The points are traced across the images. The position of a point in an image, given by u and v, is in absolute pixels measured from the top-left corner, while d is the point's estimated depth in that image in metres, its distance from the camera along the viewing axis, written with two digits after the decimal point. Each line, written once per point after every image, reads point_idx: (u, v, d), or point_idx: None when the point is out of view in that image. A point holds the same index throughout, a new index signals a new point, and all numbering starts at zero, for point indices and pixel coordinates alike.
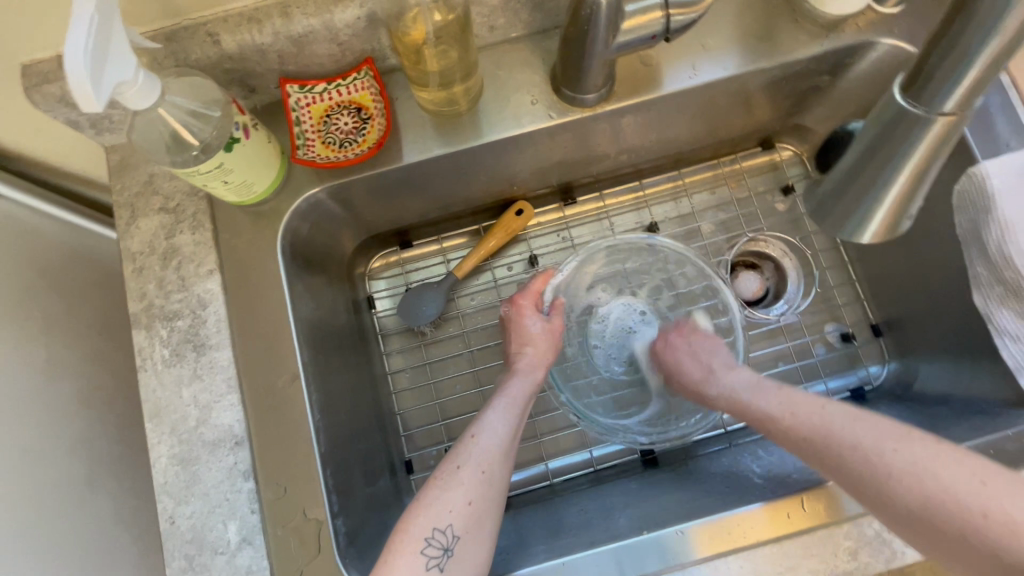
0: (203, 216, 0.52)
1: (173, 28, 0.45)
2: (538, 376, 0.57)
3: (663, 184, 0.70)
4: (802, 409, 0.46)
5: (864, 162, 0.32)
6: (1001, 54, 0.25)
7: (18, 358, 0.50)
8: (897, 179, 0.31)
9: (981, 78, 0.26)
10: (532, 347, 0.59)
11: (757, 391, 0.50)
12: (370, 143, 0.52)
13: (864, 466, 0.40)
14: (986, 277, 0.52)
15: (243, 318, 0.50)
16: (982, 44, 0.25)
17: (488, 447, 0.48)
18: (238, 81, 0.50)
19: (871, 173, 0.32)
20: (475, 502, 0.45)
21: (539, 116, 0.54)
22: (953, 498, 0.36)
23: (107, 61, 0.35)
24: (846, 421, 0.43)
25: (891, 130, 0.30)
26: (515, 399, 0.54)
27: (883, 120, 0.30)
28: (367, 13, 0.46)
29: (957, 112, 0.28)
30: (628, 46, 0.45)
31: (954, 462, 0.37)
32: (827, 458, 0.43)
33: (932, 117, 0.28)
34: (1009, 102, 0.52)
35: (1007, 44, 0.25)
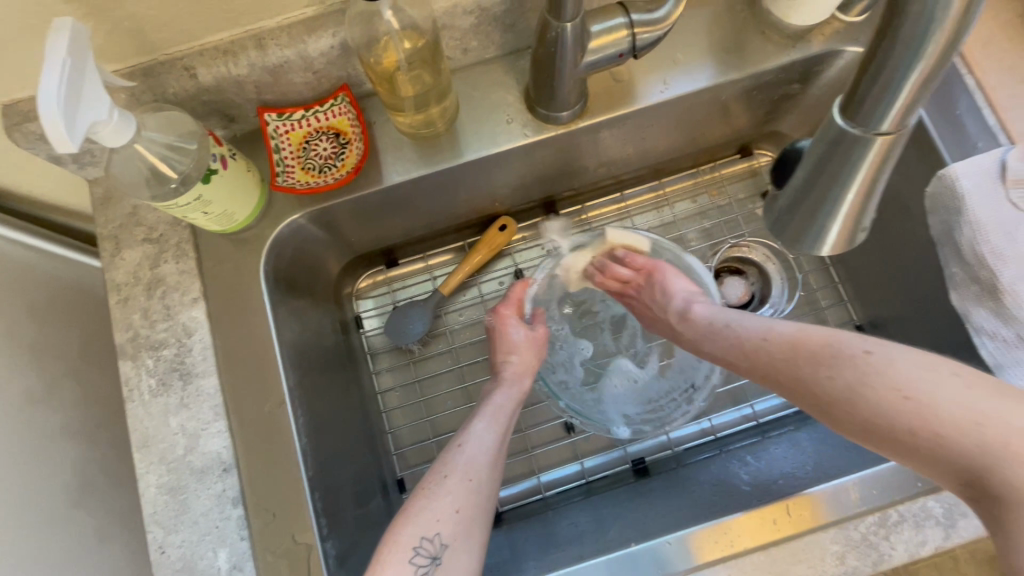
0: (187, 246, 0.53)
1: (150, 64, 0.46)
2: (523, 385, 0.58)
3: (645, 195, 0.70)
4: (748, 328, 0.49)
5: (811, 183, 0.30)
6: (933, 72, 0.24)
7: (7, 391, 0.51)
8: (845, 198, 0.30)
9: (919, 95, 0.25)
10: (518, 353, 0.59)
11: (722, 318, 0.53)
12: (348, 167, 0.53)
13: (820, 367, 0.41)
14: (961, 277, 0.52)
15: (228, 345, 0.51)
16: (911, 63, 0.24)
17: (475, 457, 0.49)
18: (218, 112, 0.51)
19: (820, 193, 0.30)
20: (464, 509, 0.45)
21: (514, 134, 0.55)
22: (894, 395, 0.37)
23: (81, 102, 0.36)
24: (794, 330, 0.45)
25: (835, 150, 0.28)
26: (499, 408, 0.54)
27: (824, 139, 0.29)
28: (341, 42, 0.47)
29: (895, 131, 0.27)
30: (597, 65, 0.47)
31: (892, 357, 0.38)
32: (787, 361, 0.44)
33: (871, 137, 0.27)
34: (975, 103, 0.53)
35: (938, 60, 0.24)
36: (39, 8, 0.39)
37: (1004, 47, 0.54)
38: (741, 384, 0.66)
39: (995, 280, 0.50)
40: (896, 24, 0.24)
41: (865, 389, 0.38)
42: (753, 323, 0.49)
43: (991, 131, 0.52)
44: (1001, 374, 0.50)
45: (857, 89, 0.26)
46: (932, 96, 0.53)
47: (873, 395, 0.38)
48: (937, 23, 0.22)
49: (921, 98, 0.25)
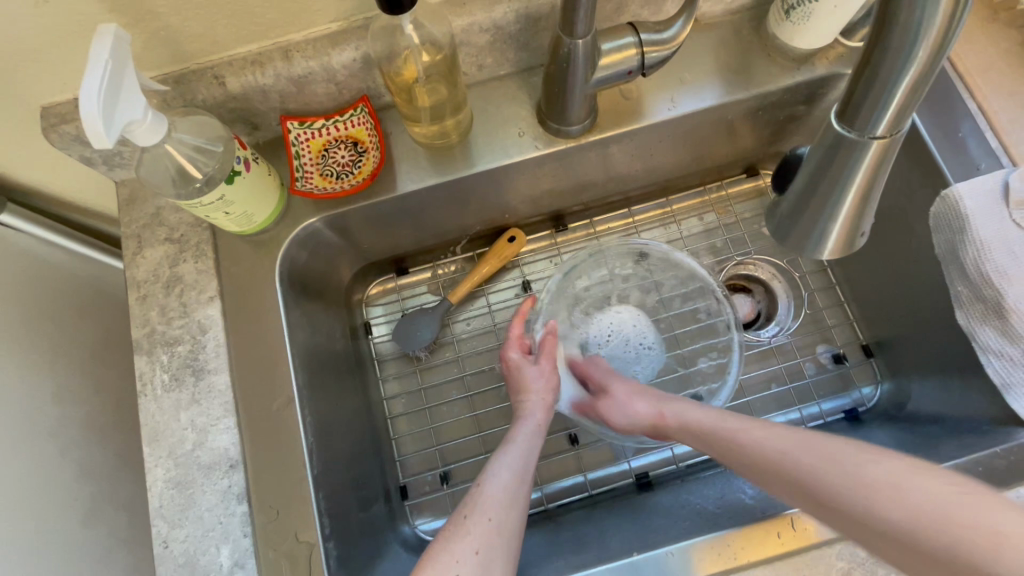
0: (206, 246, 0.54)
1: (181, 72, 0.48)
2: (541, 420, 0.57)
3: (652, 211, 0.71)
4: (762, 435, 0.46)
5: (811, 188, 0.31)
6: (923, 77, 0.25)
7: (20, 384, 0.52)
8: (844, 203, 0.31)
9: (911, 100, 0.26)
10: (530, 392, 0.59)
11: (707, 414, 0.52)
12: (364, 174, 0.55)
13: (856, 496, 0.37)
14: (966, 295, 0.52)
15: (242, 343, 0.52)
16: (902, 71, 0.25)
17: (494, 496, 0.48)
18: (243, 119, 0.53)
19: (821, 197, 0.31)
20: (483, 551, 0.44)
21: (526, 147, 0.57)
22: (923, 504, 0.34)
23: (119, 100, 0.37)
24: (801, 449, 0.42)
25: (832, 156, 0.29)
26: (520, 445, 0.54)
27: (824, 145, 0.30)
28: (362, 55, 0.49)
29: (889, 136, 0.27)
30: (606, 81, 0.49)
31: (915, 476, 0.36)
32: (800, 485, 0.41)
33: (867, 142, 0.28)
34: (978, 126, 0.54)
35: (927, 68, 0.24)
36: (84, 17, 0.42)
37: (1005, 74, 0.55)
38: (746, 401, 0.65)
39: (1000, 299, 0.50)
40: (885, 37, 0.24)
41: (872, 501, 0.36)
42: (742, 433, 0.47)
43: (993, 153, 0.53)
44: (1007, 395, 0.50)
45: (852, 96, 0.27)
46: (936, 118, 0.55)
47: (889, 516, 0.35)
48: (924, 31, 0.23)
49: (913, 103, 0.26)
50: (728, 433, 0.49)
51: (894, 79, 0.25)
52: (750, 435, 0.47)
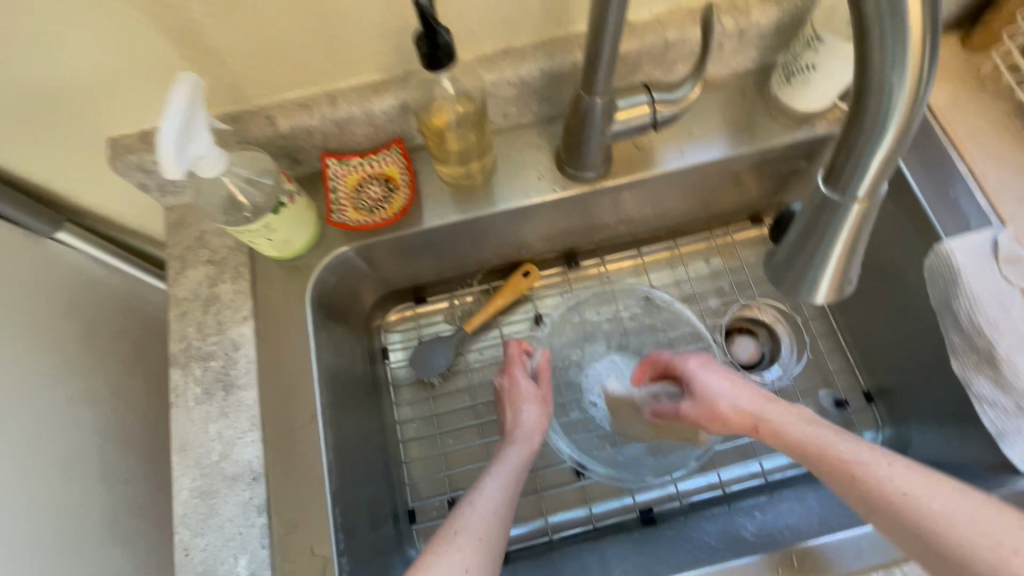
0: (244, 269, 0.58)
1: (237, 112, 0.54)
2: (534, 442, 0.60)
3: (660, 253, 0.75)
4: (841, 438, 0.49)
5: (803, 240, 0.34)
6: (895, 149, 0.29)
7: (54, 390, 0.55)
8: (832, 255, 0.34)
9: (886, 168, 0.29)
10: (530, 406, 0.63)
11: (801, 420, 0.52)
12: (395, 209, 0.59)
13: (888, 499, 0.43)
14: (961, 345, 0.55)
15: (270, 361, 0.55)
16: (876, 145, 0.28)
17: (483, 515, 0.51)
18: (287, 155, 0.58)
19: (811, 249, 0.34)
20: (472, 569, 0.47)
21: (545, 189, 0.61)
22: (932, 510, 0.41)
23: (190, 138, 0.42)
24: (855, 448, 0.47)
25: (820, 213, 0.33)
26: (511, 464, 0.57)
27: (813, 205, 0.33)
28: (400, 103, 0.55)
29: (869, 197, 0.31)
30: (621, 133, 0.53)
31: (928, 484, 0.43)
32: (859, 490, 0.45)
33: (849, 203, 0.31)
34: (968, 187, 0.58)
35: (898, 143, 0.28)
36: (160, 64, 0.47)
37: (993, 140, 0.59)
38: (750, 441, 0.67)
39: (992, 349, 0.52)
40: (860, 118, 0.28)
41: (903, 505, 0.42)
42: (820, 433, 0.50)
43: (983, 212, 0.56)
44: (1002, 443, 0.52)
45: (836, 163, 0.31)
46: (929, 177, 0.59)
47: (910, 519, 0.42)
48: (893, 115, 0.27)
49: (887, 170, 0.30)
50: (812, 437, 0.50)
51: (868, 152, 0.28)
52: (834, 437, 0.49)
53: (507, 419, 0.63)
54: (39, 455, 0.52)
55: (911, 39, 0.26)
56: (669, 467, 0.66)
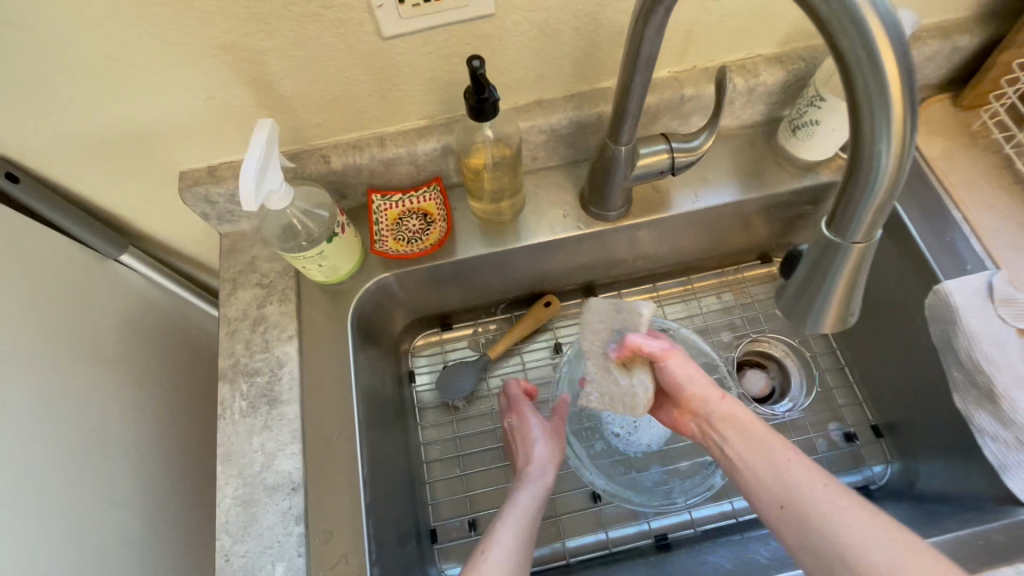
0: (290, 292, 0.63)
1: (296, 151, 0.60)
2: (546, 481, 0.61)
3: (674, 288, 0.79)
4: (792, 457, 0.51)
5: (809, 277, 0.38)
6: (886, 202, 0.32)
7: (101, 399, 0.59)
8: (836, 291, 0.38)
9: (879, 217, 0.33)
10: (541, 446, 0.64)
11: (753, 420, 0.55)
12: (432, 241, 0.64)
13: (826, 524, 0.45)
14: (962, 381, 0.58)
15: (312, 378, 0.59)
16: (868, 203, 0.32)
17: (499, 562, 0.52)
18: (335, 190, 0.64)
19: (817, 285, 0.38)
20: None
21: (569, 226, 0.66)
22: (867, 546, 0.43)
23: (266, 177, 0.48)
24: (804, 470, 0.49)
25: (822, 256, 0.36)
26: (523, 507, 0.58)
27: (817, 247, 0.37)
28: (442, 146, 0.61)
29: (866, 241, 0.35)
30: (642, 177, 0.59)
31: (868, 521, 0.45)
32: (801, 511, 0.47)
33: (848, 247, 0.35)
34: (963, 232, 0.62)
35: (887, 199, 0.32)
36: (236, 109, 0.53)
37: (985, 191, 0.64)
38: None
39: (991, 384, 0.55)
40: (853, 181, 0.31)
41: (842, 534, 0.44)
42: (771, 443, 0.52)
43: (979, 256, 0.60)
44: (1004, 475, 0.54)
45: (835, 212, 0.34)
46: (927, 223, 0.63)
47: (846, 548, 0.44)
48: (880, 179, 0.30)
49: (879, 219, 0.33)
50: (763, 446, 0.52)
51: (861, 210, 0.32)
52: (785, 453, 0.51)
53: (520, 460, 0.64)
54: (86, 462, 0.55)
55: (895, 113, 0.28)
56: (698, 488, 0.68)
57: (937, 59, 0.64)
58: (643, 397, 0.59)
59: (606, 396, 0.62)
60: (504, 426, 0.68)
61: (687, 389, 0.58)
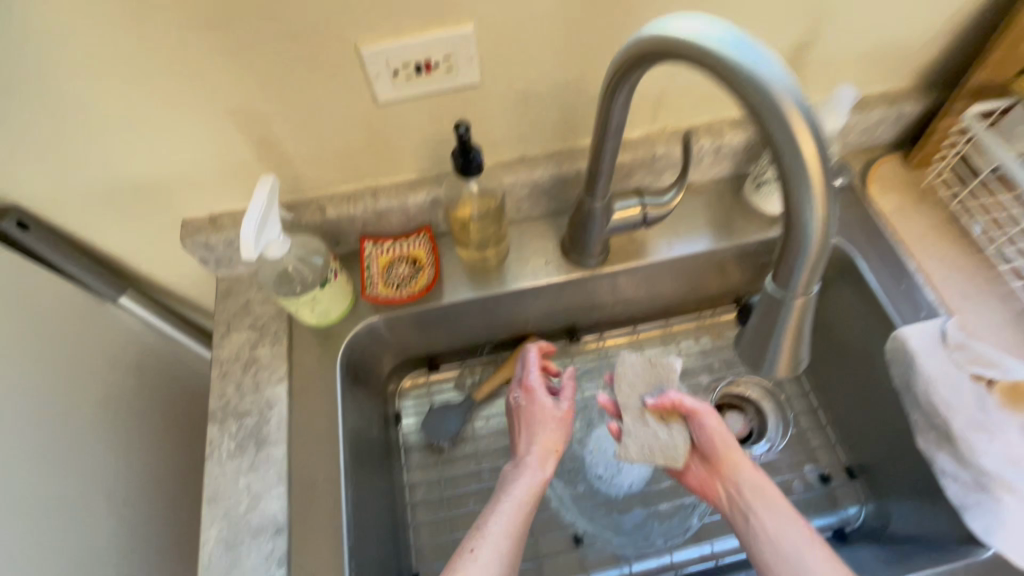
0: (282, 334, 0.66)
1: (294, 201, 0.63)
2: (544, 474, 0.63)
3: (654, 331, 0.83)
4: (811, 541, 0.56)
5: (758, 330, 0.39)
6: (819, 257, 0.33)
7: (88, 440, 0.60)
8: (784, 342, 0.38)
9: (815, 272, 0.34)
10: (545, 433, 0.65)
11: (779, 496, 0.60)
12: (420, 286, 0.67)
13: None
14: (923, 423, 0.61)
15: (300, 419, 0.61)
16: (801, 257, 0.33)
17: (486, 556, 0.55)
18: (329, 237, 0.67)
19: (764, 337, 0.39)
20: None
21: (550, 272, 0.70)
22: None
23: (266, 228, 0.51)
24: (821, 554, 0.55)
25: (768, 309, 0.37)
26: (518, 500, 0.60)
27: (763, 300, 0.37)
28: (432, 198, 0.65)
29: (806, 294, 0.35)
30: (618, 229, 0.63)
31: None
32: None
33: (789, 300, 0.36)
34: (917, 281, 0.67)
35: (819, 254, 0.33)
36: (239, 164, 0.57)
37: (937, 243, 0.69)
38: None
39: (948, 426, 0.58)
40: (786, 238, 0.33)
41: None
42: (794, 524, 0.58)
43: (933, 304, 0.65)
44: (965, 514, 0.56)
45: (775, 267, 0.35)
46: (884, 273, 0.68)
47: None
48: (808, 237, 0.32)
49: (816, 273, 0.34)
50: (785, 525, 0.58)
51: (794, 265, 0.33)
52: (805, 536, 0.57)
53: (521, 445, 0.66)
54: (68, 505, 0.56)
55: (813, 177, 0.30)
56: (675, 531, 0.70)
57: (884, 124, 0.71)
58: (683, 450, 0.61)
59: (643, 448, 0.60)
60: (512, 405, 0.69)
61: (726, 451, 0.63)
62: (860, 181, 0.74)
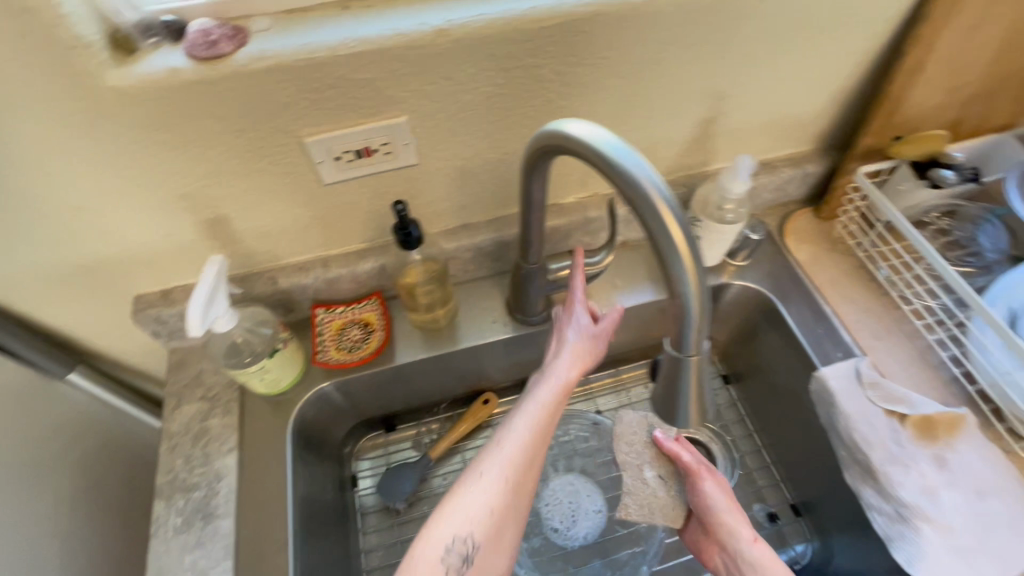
0: (233, 404, 0.66)
1: (246, 273, 0.66)
2: (571, 384, 0.53)
3: (605, 380, 0.85)
4: None
5: (666, 387, 0.43)
6: (703, 322, 0.38)
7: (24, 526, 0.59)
8: (689, 398, 0.42)
9: (702, 335, 0.38)
10: (579, 341, 0.55)
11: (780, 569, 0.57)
12: (371, 348, 0.70)
13: None
14: (848, 458, 0.65)
15: (249, 490, 0.61)
16: (687, 324, 0.37)
17: (509, 454, 0.49)
18: (282, 306, 0.70)
19: (671, 394, 0.42)
20: (492, 513, 0.47)
21: (498, 329, 0.74)
22: None
23: (214, 305, 0.54)
24: None
25: (669, 369, 0.41)
26: (542, 406, 0.52)
27: (666, 360, 0.42)
28: (380, 265, 0.68)
29: (698, 354, 0.40)
30: (556, 287, 0.68)
31: None
32: None
33: (685, 361, 0.40)
34: (834, 324, 0.72)
35: (701, 320, 0.37)
36: (190, 242, 0.60)
37: (850, 287, 0.75)
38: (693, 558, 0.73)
39: (869, 461, 0.62)
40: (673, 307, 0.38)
41: None
42: None
43: (848, 345, 0.70)
44: (891, 546, 0.59)
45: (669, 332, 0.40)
46: (804, 318, 0.74)
47: None
48: (689, 307, 0.37)
49: (702, 336, 0.39)
50: None
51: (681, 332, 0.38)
52: None
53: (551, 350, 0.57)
54: None
55: (684, 258, 0.35)
56: None
57: (794, 183, 0.78)
58: (680, 510, 0.65)
59: (640, 504, 0.65)
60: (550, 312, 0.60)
61: (719, 517, 0.61)
62: (778, 231, 0.81)
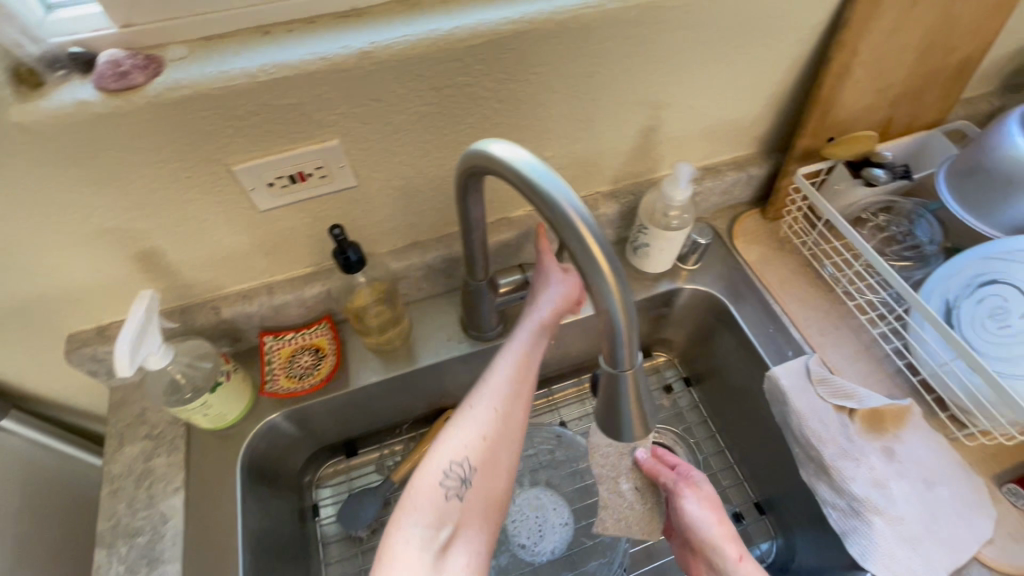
0: (179, 441, 0.64)
1: (186, 305, 0.64)
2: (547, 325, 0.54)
3: (569, 389, 0.85)
4: None
5: (606, 403, 0.42)
6: (633, 335, 0.38)
7: None
8: (630, 411, 0.42)
9: (634, 348, 0.38)
10: (557, 286, 0.56)
11: None
12: (322, 374, 0.68)
13: None
14: (803, 455, 0.66)
15: (197, 531, 0.59)
16: (618, 336, 0.37)
17: (498, 384, 0.48)
18: (228, 336, 0.68)
19: (611, 409, 0.42)
20: (488, 438, 0.46)
21: (453, 347, 0.73)
22: None
23: (144, 342, 0.52)
24: None
25: (606, 384, 0.41)
26: (524, 344, 0.52)
27: (603, 375, 0.41)
28: (327, 289, 0.67)
29: (632, 367, 0.40)
30: (507, 301, 0.67)
31: None
32: None
33: (621, 374, 0.40)
34: (785, 323, 0.74)
35: (631, 333, 0.37)
36: (122, 277, 0.58)
37: (799, 285, 0.77)
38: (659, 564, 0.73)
39: (822, 457, 0.63)
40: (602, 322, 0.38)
41: None
42: None
43: (799, 343, 0.72)
44: (846, 540, 0.60)
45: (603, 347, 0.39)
46: (755, 318, 0.75)
47: None
48: (617, 320, 0.37)
49: (634, 348, 0.39)
50: None
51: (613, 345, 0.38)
52: None
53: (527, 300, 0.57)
54: None
55: (607, 272, 0.35)
56: None
57: (739, 186, 0.80)
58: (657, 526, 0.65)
59: (618, 517, 0.63)
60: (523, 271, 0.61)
61: (703, 533, 0.60)
62: (727, 233, 0.82)
